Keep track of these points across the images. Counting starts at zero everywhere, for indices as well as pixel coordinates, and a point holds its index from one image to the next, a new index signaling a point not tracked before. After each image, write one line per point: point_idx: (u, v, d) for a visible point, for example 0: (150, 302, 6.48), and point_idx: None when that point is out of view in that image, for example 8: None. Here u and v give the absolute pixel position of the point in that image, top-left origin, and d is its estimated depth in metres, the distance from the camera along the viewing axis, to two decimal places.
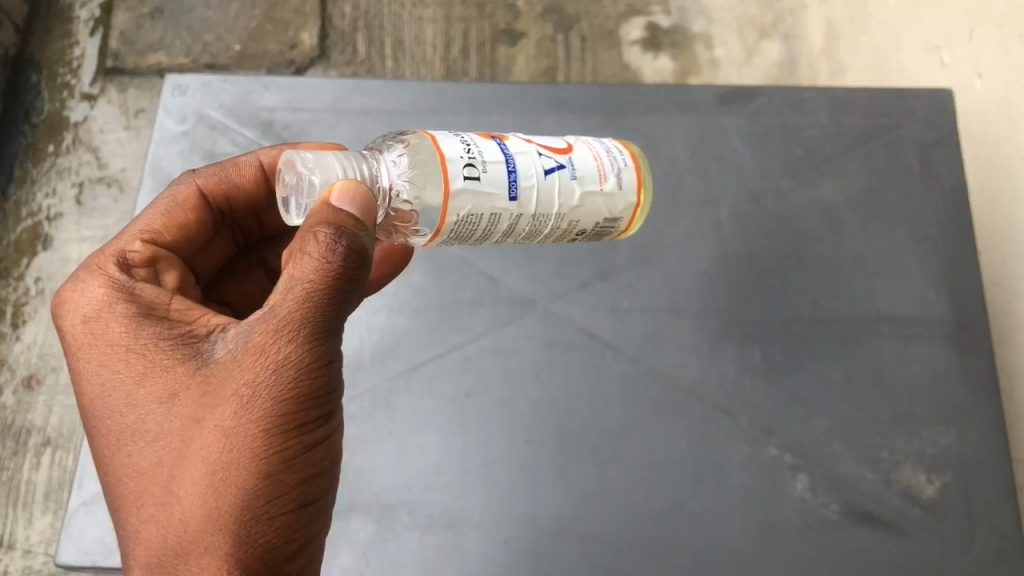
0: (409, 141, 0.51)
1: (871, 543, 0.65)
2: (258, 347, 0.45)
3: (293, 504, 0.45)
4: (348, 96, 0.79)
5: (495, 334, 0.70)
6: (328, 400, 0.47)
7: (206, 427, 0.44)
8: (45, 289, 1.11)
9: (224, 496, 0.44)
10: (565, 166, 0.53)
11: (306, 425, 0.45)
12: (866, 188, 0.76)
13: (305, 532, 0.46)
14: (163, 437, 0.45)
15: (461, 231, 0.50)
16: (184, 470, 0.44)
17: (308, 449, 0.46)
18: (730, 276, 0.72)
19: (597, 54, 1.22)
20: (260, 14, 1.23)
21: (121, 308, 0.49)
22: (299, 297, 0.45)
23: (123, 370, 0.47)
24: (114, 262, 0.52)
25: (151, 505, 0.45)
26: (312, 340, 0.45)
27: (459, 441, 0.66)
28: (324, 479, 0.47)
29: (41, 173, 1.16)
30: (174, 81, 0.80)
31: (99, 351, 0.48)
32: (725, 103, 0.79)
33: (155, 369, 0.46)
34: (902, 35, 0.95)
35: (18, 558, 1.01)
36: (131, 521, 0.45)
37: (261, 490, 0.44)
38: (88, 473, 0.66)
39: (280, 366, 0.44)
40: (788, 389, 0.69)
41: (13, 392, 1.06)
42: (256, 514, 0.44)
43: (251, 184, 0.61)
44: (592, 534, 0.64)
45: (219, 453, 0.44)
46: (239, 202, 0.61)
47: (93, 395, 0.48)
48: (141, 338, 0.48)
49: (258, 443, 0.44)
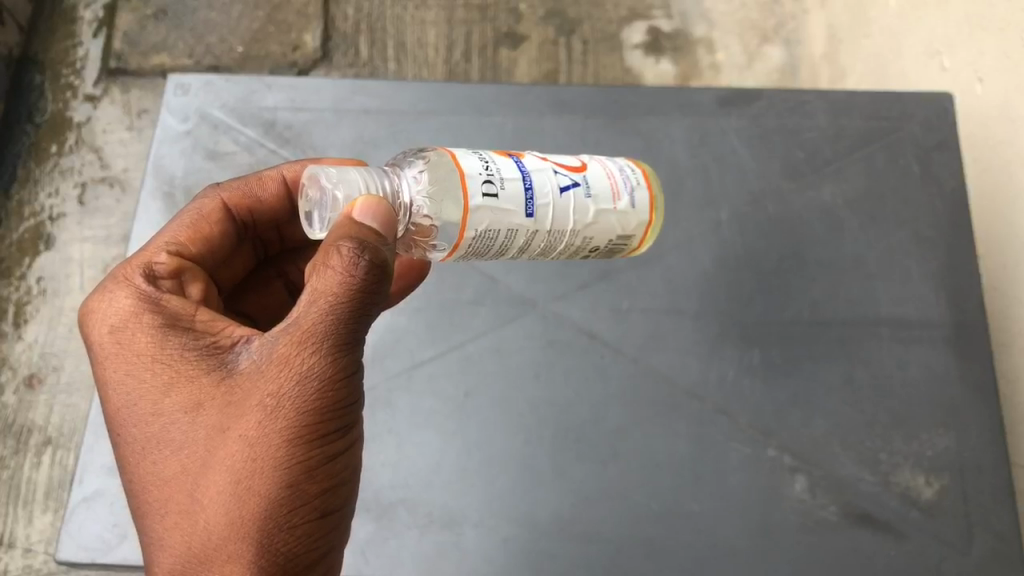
0: (429, 157, 0.51)
1: (870, 545, 0.65)
2: (282, 358, 0.45)
3: (315, 514, 0.45)
4: (350, 95, 0.79)
5: (496, 334, 0.70)
6: (351, 411, 0.47)
7: (230, 436, 0.44)
8: (46, 288, 1.11)
9: (248, 505, 0.44)
10: (579, 184, 0.53)
11: (328, 435, 0.45)
12: (866, 190, 0.76)
13: (327, 542, 0.46)
14: (188, 446, 0.45)
15: (478, 247, 0.50)
16: (208, 478, 0.44)
17: (331, 460, 0.46)
18: (730, 277, 0.73)
19: (599, 57, 1.22)
20: (263, 16, 1.23)
21: (146, 318, 0.49)
22: (323, 309, 0.45)
23: (149, 380, 0.47)
24: (140, 272, 0.52)
25: (175, 513, 0.45)
26: (335, 352, 0.45)
27: (459, 441, 0.67)
28: (345, 490, 0.47)
29: (44, 173, 1.17)
30: (177, 81, 0.80)
31: (126, 360, 0.48)
32: (727, 105, 0.79)
33: (181, 378, 0.47)
34: (903, 40, 0.96)
35: (18, 557, 1.01)
36: (156, 528, 0.45)
37: (284, 500, 0.44)
38: (89, 469, 0.66)
39: (304, 377, 0.44)
40: (787, 391, 0.69)
41: (15, 391, 1.06)
42: (279, 523, 0.44)
43: (273, 198, 0.61)
44: (591, 534, 0.64)
45: (244, 462, 0.44)
46: (261, 216, 0.61)
47: (119, 403, 0.48)
48: (167, 348, 0.48)
49: (282, 452, 0.44)
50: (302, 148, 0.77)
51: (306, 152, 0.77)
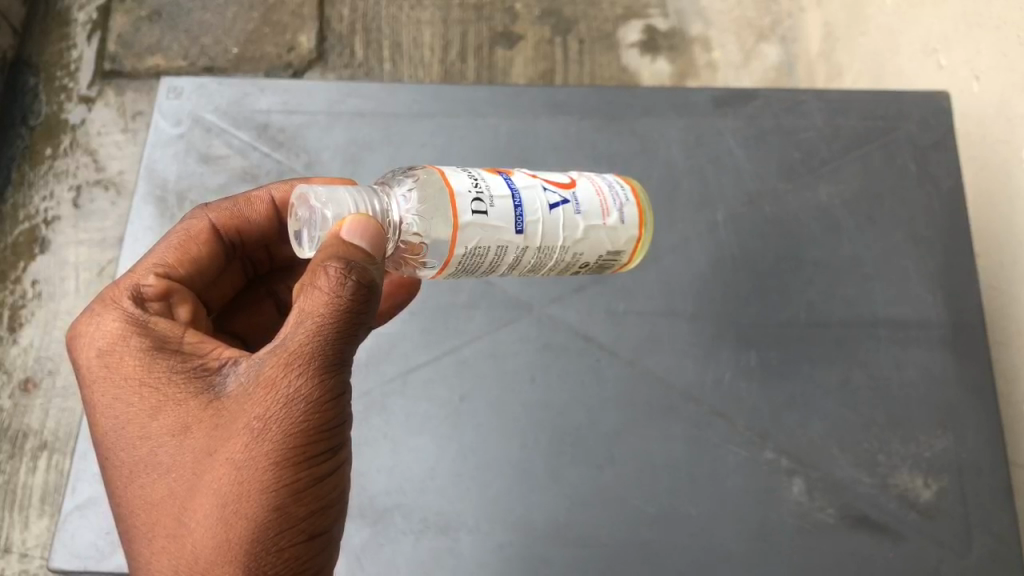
0: (418, 176, 0.51)
1: (868, 547, 0.64)
2: (269, 380, 0.44)
3: (303, 536, 0.45)
4: (343, 98, 0.79)
5: (490, 338, 0.70)
6: (338, 432, 0.46)
7: (218, 459, 0.44)
8: (41, 291, 1.11)
9: (235, 529, 0.43)
10: (569, 201, 0.52)
11: (316, 456, 0.45)
12: (862, 190, 0.76)
13: (315, 564, 0.46)
14: (176, 469, 0.45)
15: (468, 263, 0.50)
16: (196, 502, 0.44)
17: (318, 482, 0.45)
18: (726, 278, 0.72)
19: (596, 56, 1.22)
20: (258, 16, 1.23)
21: (134, 341, 0.49)
22: (309, 330, 0.44)
23: (136, 404, 0.47)
24: (128, 295, 0.52)
25: (162, 537, 0.44)
26: (322, 374, 0.45)
27: (453, 445, 0.66)
28: (333, 512, 0.47)
29: (39, 176, 1.16)
30: (170, 83, 0.80)
31: (113, 384, 0.48)
32: (722, 105, 0.79)
33: (168, 402, 0.46)
34: (900, 38, 0.96)
35: (14, 562, 1.00)
36: (143, 552, 0.45)
37: (271, 523, 0.44)
38: (82, 476, 0.66)
39: (290, 400, 0.44)
40: (783, 393, 0.69)
41: (10, 395, 1.06)
42: (266, 546, 0.44)
43: (263, 218, 0.60)
44: (587, 538, 0.64)
45: (231, 485, 0.43)
46: (251, 236, 0.61)
47: (107, 428, 0.48)
48: (155, 371, 0.48)
49: (268, 476, 0.43)
50: (295, 151, 0.77)
51: (300, 155, 0.77)
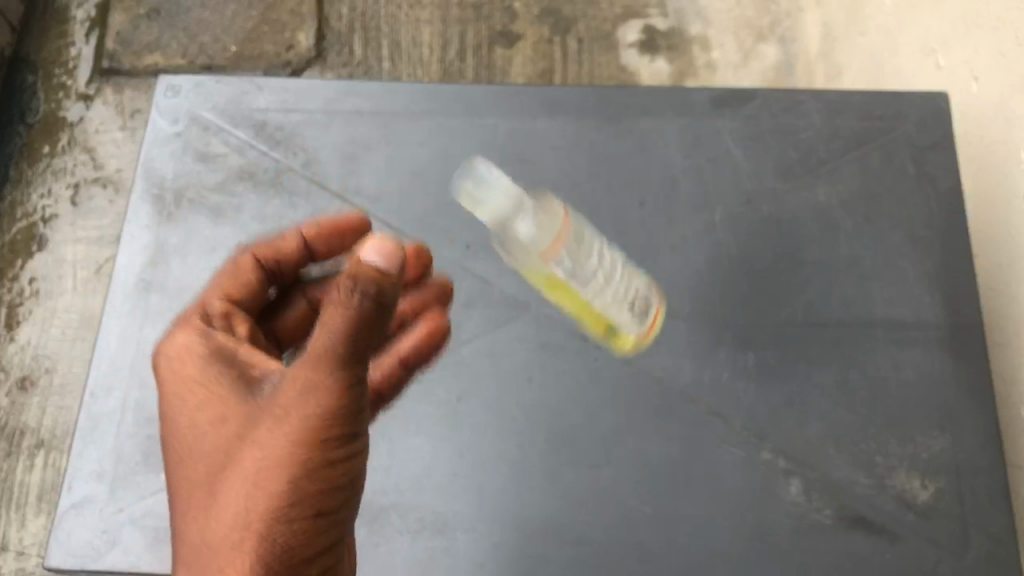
0: None
1: (864, 548, 0.64)
2: (293, 379, 0.49)
3: (313, 511, 0.48)
4: (341, 96, 0.78)
5: (487, 337, 0.70)
6: (355, 428, 0.49)
7: (249, 445, 0.49)
8: (39, 289, 1.11)
9: (256, 501, 0.48)
10: None
11: (334, 444, 0.48)
12: (860, 191, 0.75)
13: (323, 541, 0.49)
14: (216, 453, 0.51)
15: None
16: (226, 482, 0.49)
17: (334, 467, 0.49)
18: (723, 278, 0.72)
19: (595, 55, 1.22)
20: (256, 15, 1.24)
21: (194, 347, 0.56)
22: (329, 333, 0.48)
23: (191, 399, 0.54)
24: (198, 317, 0.60)
25: (199, 510, 0.50)
26: (341, 373, 0.48)
27: (451, 445, 0.66)
28: (347, 500, 0.50)
29: (36, 174, 1.17)
30: (167, 81, 0.79)
31: (174, 384, 0.55)
32: (720, 105, 0.78)
33: (217, 396, 0.53)
34: (897, 38, 0.96)
35: (11, 560, 1.01)
36: (184, 522, 0.51)
37: (289, 496, 0.47)
38: (78, 475, 0.66)
39: (311, 393, 0.48)
40: (780, 394, 0.68)
41: (8, 393, 1.07)
42: (283, 517, 0.47)
43: (295, 255, 0.67)
44: (583, 539, 0.64)
45: (256, 464, 0.48)
46: (286, 268, 0.67)
47: (168, 417, 0.55)
48: (210, 371, 0.55)
49: (289, 455, 0.48)
50: (293, 150, 0.77)
51: (297, 154, 0.76)
